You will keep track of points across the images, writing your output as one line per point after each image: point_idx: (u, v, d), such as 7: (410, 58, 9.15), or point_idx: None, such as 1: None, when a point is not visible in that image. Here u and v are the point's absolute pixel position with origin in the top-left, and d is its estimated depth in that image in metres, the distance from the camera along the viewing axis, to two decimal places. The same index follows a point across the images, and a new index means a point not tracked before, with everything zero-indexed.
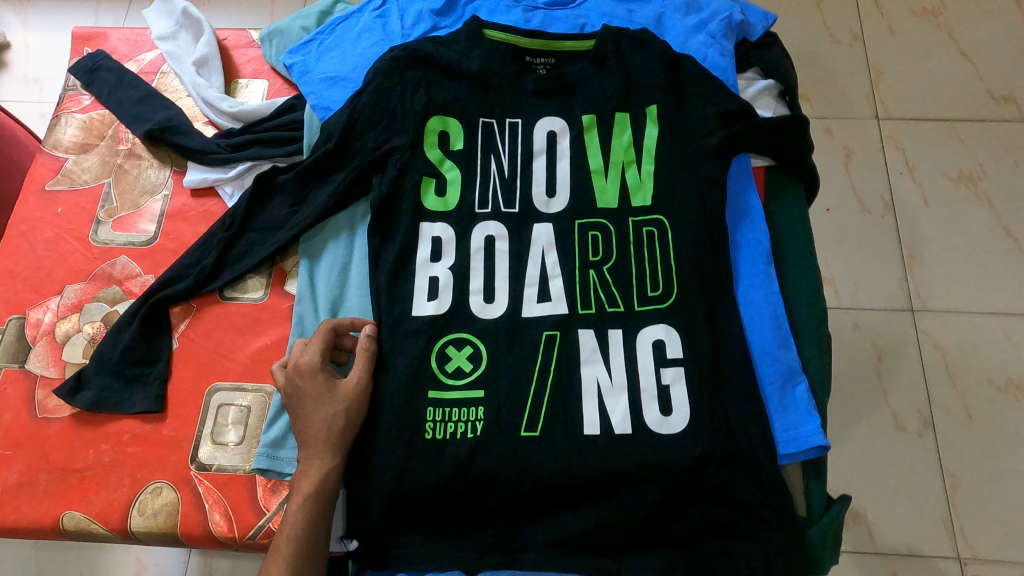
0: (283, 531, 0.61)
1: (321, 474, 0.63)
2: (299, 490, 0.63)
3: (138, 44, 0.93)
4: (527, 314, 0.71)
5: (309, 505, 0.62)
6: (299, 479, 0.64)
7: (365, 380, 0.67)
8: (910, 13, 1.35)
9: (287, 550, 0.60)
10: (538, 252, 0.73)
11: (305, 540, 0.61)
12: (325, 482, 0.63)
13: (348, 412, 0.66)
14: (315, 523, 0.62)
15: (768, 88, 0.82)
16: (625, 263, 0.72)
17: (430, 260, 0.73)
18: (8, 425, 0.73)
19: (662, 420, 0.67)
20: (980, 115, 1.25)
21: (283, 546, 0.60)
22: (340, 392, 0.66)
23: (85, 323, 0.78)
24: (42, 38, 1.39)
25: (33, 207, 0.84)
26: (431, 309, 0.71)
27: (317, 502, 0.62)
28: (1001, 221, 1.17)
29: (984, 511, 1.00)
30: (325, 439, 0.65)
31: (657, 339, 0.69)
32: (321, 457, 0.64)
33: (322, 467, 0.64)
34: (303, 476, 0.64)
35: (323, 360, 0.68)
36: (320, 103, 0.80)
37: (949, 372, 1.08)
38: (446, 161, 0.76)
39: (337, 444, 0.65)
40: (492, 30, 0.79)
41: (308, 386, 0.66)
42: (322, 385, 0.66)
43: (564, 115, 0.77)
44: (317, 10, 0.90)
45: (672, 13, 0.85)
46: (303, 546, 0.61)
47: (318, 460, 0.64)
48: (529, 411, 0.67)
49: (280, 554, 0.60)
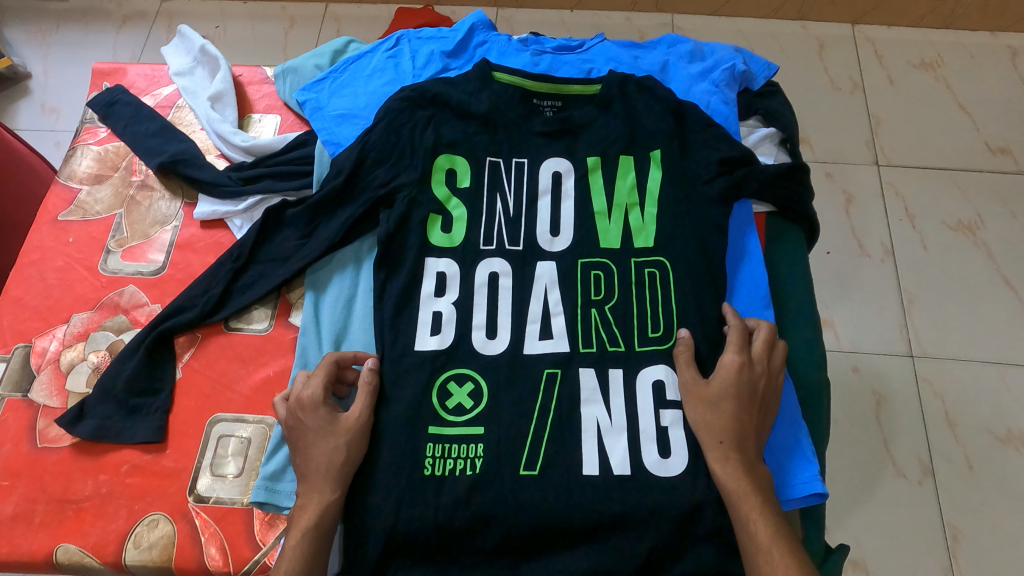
0: (281, 567, 0.61)
1: (319, 509, 0.63)
2: (298, 525, 0.63)
3: (156, 79, 0.96)
4: (529, 351, 0.71)
5: (308, 540, 0.62)
6: (298, 514, 0.64)
7: (367, 414, 0.67)
8: (908, 65, 1.39)
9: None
10: (541, 289, 0.74)
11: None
12: (323, 518, 0.63)
13: (346, 447, 0.66)
14: (313, 560, 0.62)
15: (769, 136, 0.84)
16: (627, 302, 0.72)
17: (434, 294, 0.74)
18: (7, 454, 0.73)
19: (661, 461, 0.67)
20: (977, 165, 1.28)
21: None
22: (342, 425, 0.66)
23: (90, 351, 0.79)
24: (61, 70, 1.43)
25: (45, 236, 0.85)
26: (434, 344, 0.71)
27: (315, 537, 0.62)
28: (1000, 271, 1.19)
29: (986, 562, 0.99)
30: (325, 473, 0.64)
31: (657, 378, 0.70)
32: (320, 492, 0.64)
33: (321, 502, 0.64)
34: (302, 511, 0.63)
35: (325, 391, 0.68)
36: (330, 139, 0.81)
37: (949, 419, 1.08)
38: (452, 198, 0.77)
39: (336, 478, 0.65)
40: (501, 72, 0.81)
41: (310, 420, 0.66)
42: (324, 419, 0.66)
43: (569, 156, 0.79)
44: (331, 49, 0.93)
45: (677, 61, 0.88)
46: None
47: (317, 494, 0.64)
48: (529, 449, 0.67)
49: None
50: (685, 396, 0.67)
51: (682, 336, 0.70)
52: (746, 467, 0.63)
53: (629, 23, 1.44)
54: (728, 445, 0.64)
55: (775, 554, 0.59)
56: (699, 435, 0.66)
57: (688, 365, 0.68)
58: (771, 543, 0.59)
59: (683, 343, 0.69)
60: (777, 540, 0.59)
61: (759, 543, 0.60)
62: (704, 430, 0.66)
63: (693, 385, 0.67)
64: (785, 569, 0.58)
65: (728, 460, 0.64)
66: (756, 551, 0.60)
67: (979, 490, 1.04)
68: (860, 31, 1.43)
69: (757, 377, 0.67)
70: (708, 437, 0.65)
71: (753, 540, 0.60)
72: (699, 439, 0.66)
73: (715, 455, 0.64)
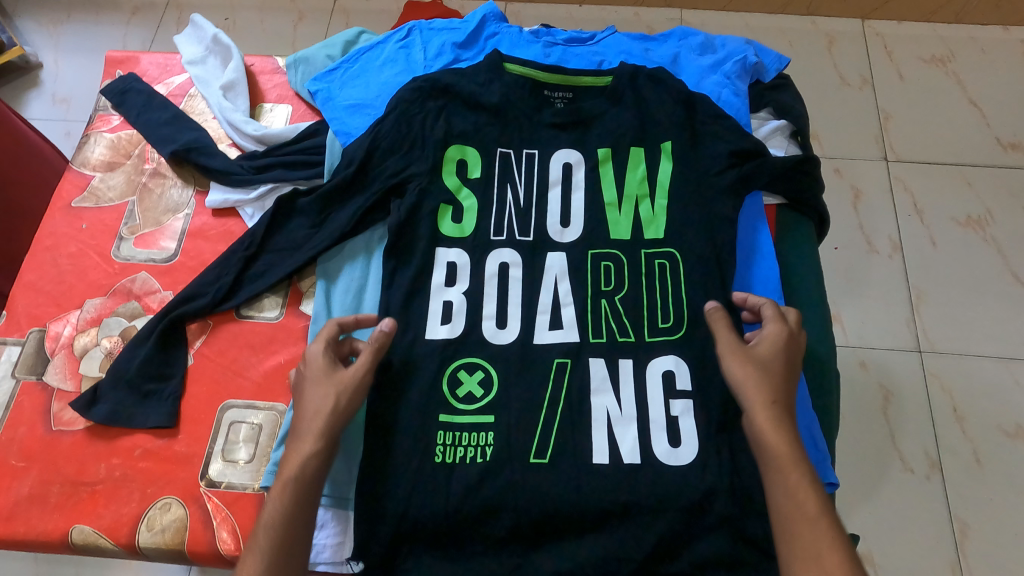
0: (262, 519, 0.59)
1: (302, 461, 0.61)
2: (280, 476, 0.60)
3: (168, 68, 0.96)
4: (539, 340, 0.71)
5: (289, 493, 0.59)
6: (284, 465, 0.62)
7: (363, 373, 0.66)
8: (918, 60, 1.39)
9: (263, 552, 0.57)
10: (551, 280, 0.74)
11: (283, 539, 0.58)
12: (307, 468, 0.61)
13: (336, 400, 0.64)
14: (294, 513, 0.59)
15: (780, 128, 0.84)
16: (637, 294, 0.73)
17: (444, 284, 0.74)
18: (22, 437, 0.74)
19: (671, 451, 0.67)
20: (987, 160, 1.28)
21: (260, 547, 0.57)
22: (337, 378, 0.65)
23: (103, 337, 0.79)
24: (72, 59, 1.43)
25: (59, 223, 0.85)
26: (444, 333, 0.72)
27: (296, 490, 0.60)
28: (1009, 267, 1.18)
29: (994, 557, 0.99)
30: (312, 423, 0.63)
31: (667, 369, 0.70)
32: (305, 442, 0.62)
33: (305, 453, 0.62)
34: (287, 461, 0.61)
35: (331, 346, 0.68)
36: (341, 129, 0.82)
37: (957, 415, 1.08)
38: (463, 188, 0.77)
39: (324, 433, 0.62)
40: (513, 64, 0.81)
41: (311, 369, 0.66)
42: (323, 368, 0.66)
43: (580, 148, 0.79)
44: (342, 39, 0.93)
45: (688, 53, 0.88)
46: (281, 545, 0.58)
47: (303, 445, 0.62)
48: (539, 438, 0.68)
49: (254, 557, 0.56)
50: (727, 358, 0.66)
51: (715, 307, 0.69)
52: (795, 433, 0.61)
53: (638, 18, 1.44)
54: (779, 406, 0.62)
55: (822, 524, 0.56)
56: (747, 396, 0.63)
57: (728, 333, 0.67)
58: (819, 514, 0.56)
59: (711, 312, 0.69)
60: (824, 510, 0.56)
61: (804, 512, 0.57)
62: (754, 389, 0.63)
63: (736, 348, 0.66)
64: (832, 541, 0.55)
65: (779, 422, 0.61)
66: (800, 520, 0.56)
67: (985, 485, 1.04)
68: (870, 26, 1.43)
69: (796, 352, 0.67)
70: (758, 397, 0.62)
71: (792, 514, 0.57)
72: (745, 400, 0.63)
73: (767, 415, 0.61)
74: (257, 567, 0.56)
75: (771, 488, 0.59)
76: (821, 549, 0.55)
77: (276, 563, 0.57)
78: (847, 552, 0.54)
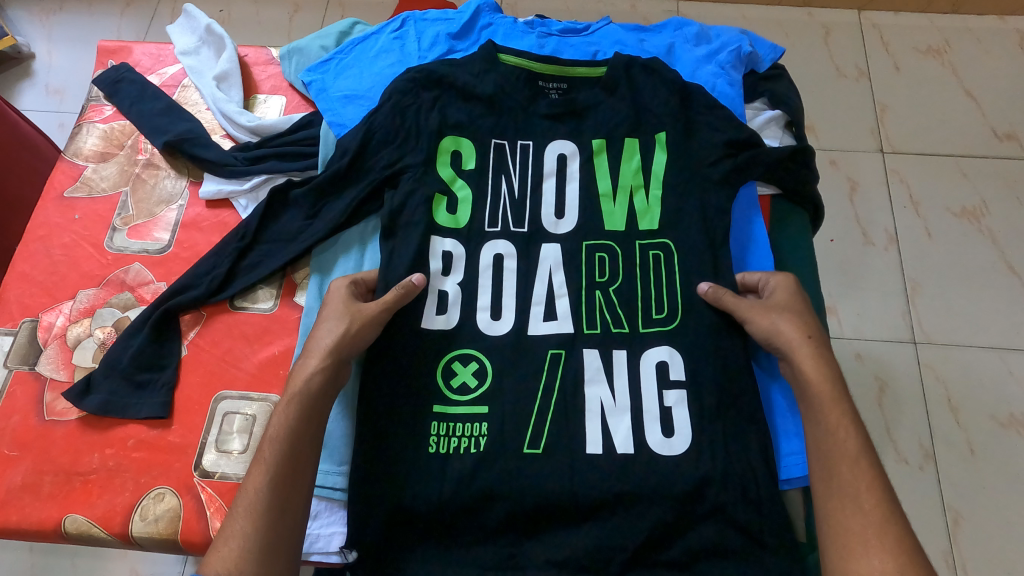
0: (268, 434, 0.61)
1: (307, 376, 0.63)
2: (286, 393, 0.62)
3: (161, 58, 0.96)
4: (533, 332, 0.71)
5: (294, 407, 0.61)
6: (289, 383, 0.64)
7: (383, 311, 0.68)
8: (915, 51, 1.39)
9: (271, 463, 0.58)
10: (545, 271, 0.74)
11: (290, 452, 0.59)
12: (311, 383, 0.63)
13: (349, 324, 0.66)
14: (300, 427, 0.61)
15: (775, 118, 0.84)
16: (630, 285, 0.73)
17: (441, 273, 0.73)
18: (15, 426, 0.74)
19: (664, 441, 0.67)
20: (982, 150, 1.28)
21: (268, 459, 0.59)
22: (357, 310, 0.68)
23: (96, 327, 0.79)
24: (65, 50, 1.42)
25: (51, 213, 0.85)
26: (440, 324, 0.71)
27: (302, 404, 0.62)
28: (1003, 256, 1.19)
29: (986, 546, 1.00)
30: (322, 343, 0.65)
31: (660, 360, 0.70)
32: (314, 359, 0.64)
33: (313, 368, 0.64)
34: (296, 376, 0.64)
35: (357, 283, 0.72)
36: (335, 120, 0.82)
37: (951, 405, 1.08)
38: (458, 179, 0.77)
39: (333, 351, 0.65)
40: (507, 54, 0.80)
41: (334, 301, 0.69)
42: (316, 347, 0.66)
43: (575, 139, 0.79)
44: (337, 30, 0.93)
45: (683, 43, 0.87)
46: (287, 457, 0.59)
47: (312, 361, 0.64)
48: (532, 428, 0.68)
49: (261, 468, 0.58)
50: (751, 316, 0.67)
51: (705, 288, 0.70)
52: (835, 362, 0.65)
53: (634, 10, 1.43)
54: (816, 338, 0.65)
55: (861, 465, 0.58)
56: (784, 337, 0.66)
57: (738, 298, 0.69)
58: (858, 455, 0.58)
59: (711, 293, 0.69)
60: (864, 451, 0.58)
61: (846, 453, 0.58)
62: (788, 329, 0.66)
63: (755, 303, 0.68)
64: (869, 483, 0.56)
65: (819, 354, 0.64)
66: (840, 459, 0.58)
67: (979, 475, 1.04)
68: (866, 17, 1.43)
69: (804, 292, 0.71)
70: (795, 333, 0.66)
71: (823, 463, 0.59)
72: (782, 342, 0.66)
73: (808, 352, 0.64)
74: (264, 476, 0.58)
75: (814, 432, 0.61)
76: (858, 490, 0.56)
77: (283, 473, 0.58)
78: (884, 493, 0.56)
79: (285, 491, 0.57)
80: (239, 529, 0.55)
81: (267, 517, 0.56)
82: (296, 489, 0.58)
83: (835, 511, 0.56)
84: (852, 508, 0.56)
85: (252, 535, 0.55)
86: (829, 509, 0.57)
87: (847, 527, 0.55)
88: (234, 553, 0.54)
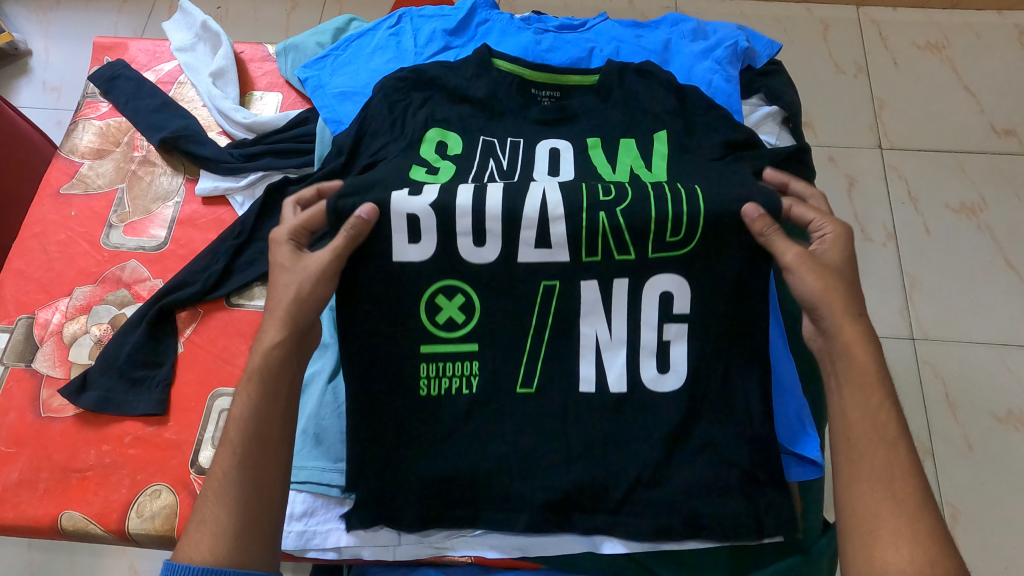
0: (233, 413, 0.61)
1: (265, 351, 0.62)
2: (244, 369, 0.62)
3: (157, 55, 0.96)
4: (523, 259, 0.66)
5: (255, 384, 0.61)
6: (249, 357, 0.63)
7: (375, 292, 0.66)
8: (913, 46, 1.39)
9: (237, 446, 0.58)
10: (538, 191, 0.66)
11: (255, 432, 0.59)
12: (269, 358, 0.62)
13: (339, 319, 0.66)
14: (263, 407, 0.60)
15: (773, 114, 0.84)
16: (641, 203, 0.64)
17: (409, 194, 0.65)
18: (11, 423, 0.74)
19: (658, 376, 0.67)
20: (980, 147, 1.27)
21: (234, 441, 0.59)
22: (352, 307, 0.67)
23: (92, 324, 0.79)
24: (62, 47, 1.42)
25: (47, 209, 0.85)
26: (414, 254, 0.66)
27: (263, 378, 0.61)
28: (1002, 253, 1.18)
29: (985, 544, 1.00)
30: (276, 312, 0.64)
31: (665, 288, 0.67)
32: (271, 330, 0.63)
33: (272, 340, 0.63)
34: (255, 349, 0.63)
35: (294, 237, 0.68)
36: (331, 116, 0.81)
37: (949, 401, 1.08)
38: (441, 161, 0.71)
39: (287, 321, 0.63)
40: (501, 60, 0.77)
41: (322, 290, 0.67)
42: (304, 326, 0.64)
43: (568, 137, 0.74)
44: (333, 27, 0.93)
45: (680, 40, 0.87)
46: (253, 435, 0.59)
47: (269, 333, 0.63)
48: (526, 365, 0.67)
49: (228, 450, 0.58)
50: (801, 272, 0.63)
51: (755, 215, 0.63)
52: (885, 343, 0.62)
53: (632, 6, 1.43)
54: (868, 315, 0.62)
55: (901, 448, 0.57)
56: (831, 306, 0.62)
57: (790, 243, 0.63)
58: (900, 438, 0.57)
59: (761, 223, 0.62)
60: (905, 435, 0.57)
61: (886, 436, 0.58)
62: (837, 301, 0.62)
63: (810, 259, 0.63)
64: (907, 468, 0.56)
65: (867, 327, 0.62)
66: (878, 442, 0.58)
67: (978, 471, 1.04)
68: (865, 13, 1.42)
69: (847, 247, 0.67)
70: (845, 312, 0.62)
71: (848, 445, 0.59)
72: (829, 313, 0.62)
73: (857, 326, 0.61)
74: (230, 458, 0.58)
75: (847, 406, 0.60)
76: (895, 474, 0.56)
77: (251, 452, 0.58)
78: (902, 483, 0.56)
79: (253, 470, 0.58)
80: (211, 515, 0.56)
81: (238, 498, 0.56)
82: (270, 467, 0.59)
83: (863, 494, 0.56)
84: (886, 495, 0.55)
85: (223, 519, 0.55)
86: (857, 489, 0.56)
87: (876, 512, 0.55)
88: (208, 540, 0.54)
